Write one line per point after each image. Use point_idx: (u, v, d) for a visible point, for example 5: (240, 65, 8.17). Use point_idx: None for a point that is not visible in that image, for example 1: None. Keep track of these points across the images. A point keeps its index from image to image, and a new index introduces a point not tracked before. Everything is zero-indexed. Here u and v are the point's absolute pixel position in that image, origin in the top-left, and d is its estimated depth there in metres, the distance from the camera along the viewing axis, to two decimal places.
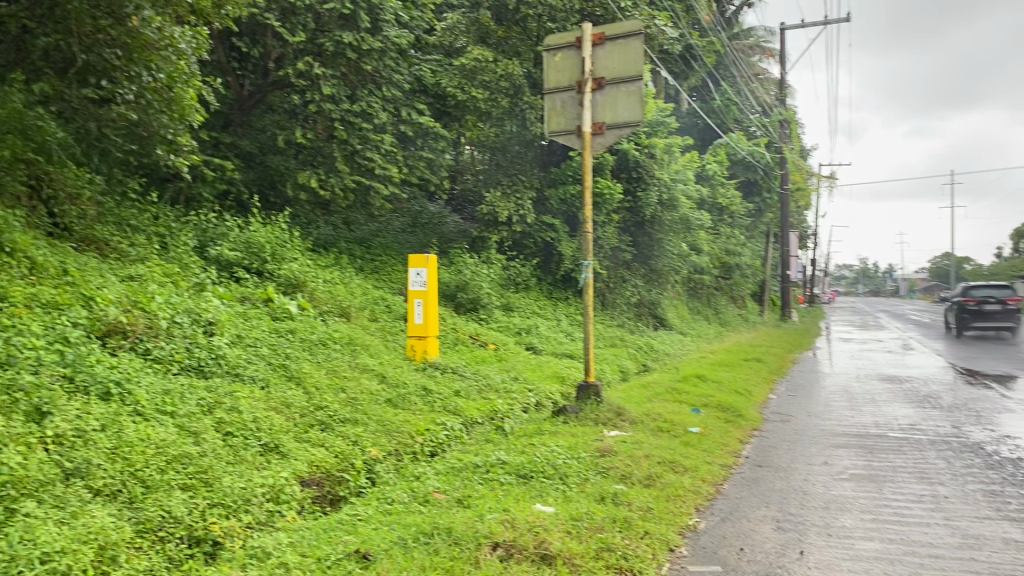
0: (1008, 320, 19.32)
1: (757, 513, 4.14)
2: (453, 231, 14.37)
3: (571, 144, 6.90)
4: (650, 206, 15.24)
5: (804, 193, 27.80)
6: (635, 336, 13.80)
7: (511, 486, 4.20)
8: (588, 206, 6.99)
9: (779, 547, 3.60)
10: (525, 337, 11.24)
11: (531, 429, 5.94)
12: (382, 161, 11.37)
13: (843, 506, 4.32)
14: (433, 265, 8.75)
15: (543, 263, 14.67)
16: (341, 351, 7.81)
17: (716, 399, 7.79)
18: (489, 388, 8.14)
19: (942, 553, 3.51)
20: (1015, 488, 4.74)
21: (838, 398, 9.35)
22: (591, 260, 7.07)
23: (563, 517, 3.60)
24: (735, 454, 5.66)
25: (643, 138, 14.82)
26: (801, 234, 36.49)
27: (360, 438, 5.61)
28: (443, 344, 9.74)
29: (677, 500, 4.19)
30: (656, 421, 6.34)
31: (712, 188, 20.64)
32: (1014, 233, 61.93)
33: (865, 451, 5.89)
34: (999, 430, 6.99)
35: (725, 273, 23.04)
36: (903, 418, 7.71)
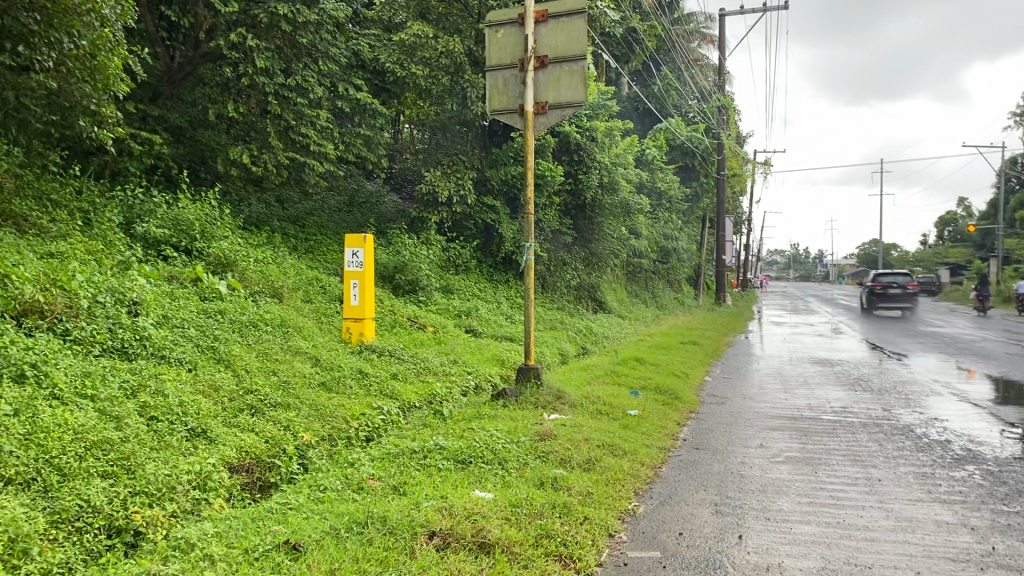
0: (906, 301, 23.84)
1: (695, 497, 4.12)
2: (392, 211, 14.14)
3: (514, 124, 6.77)
4: (591, 189, 15.24)
5: (739, 179, 28.26)
6: (575, 319, 13.81)
7: (448, 472, 4.10)
8: (531, 188, 6.73)
9: (718, 532, 3.58)
10: (465, 320, 11.13)
11: (470, 413, 5.85)
12: (318, 138, 11.09)
13: (780, 489, 4.34)
14: (370, 245, 8.52)
15: (484, 245, 14.55)
16: (273, 333, 7.61)
17: (654, 381, 7.83)
18: (427, 371, 8.02)
19: (877, 536, 3.53)
20: (944, 470, 4.83)
21: (773, 381, 9.49)
22: (533, 243, 6.87)
23: (501, 504, 3.51)
24: (672, 437, 5.66)
25: (584, 121, 14.81)
26: (736, 220, 37.12)
27: (292, 423, 5.45)
28: (380, 327, 9.56)
29: (616, 484, 4.15)
30: (595, 404, 6.32)
31: (652, 172, 20.78)
32: (938, 222, 64.09)
33: (799, 434, 5.95)
34: (928, 412, 7.16)
35: (663, 257, 23.27)
36: (836, 401, 7.84)
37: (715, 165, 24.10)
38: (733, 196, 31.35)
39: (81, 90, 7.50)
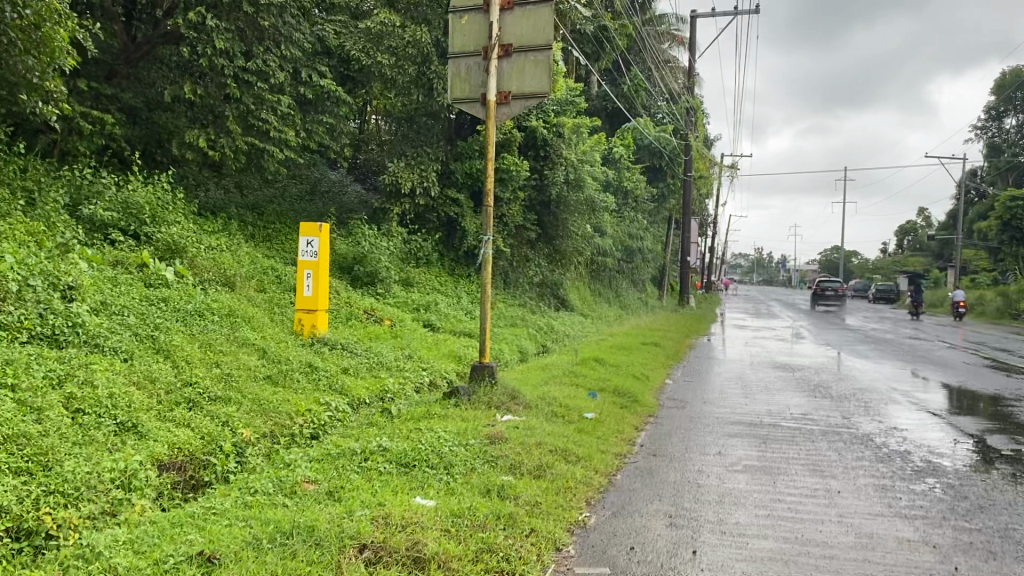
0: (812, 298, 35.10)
1: (649, 508, 3.93)
2: (354, 202, 13.80)
3: (476, 114, 6.53)
4: (557, 186, 15.05)
5: (706, 181, 28.30)
6: (537, 316, 13.62)
7: (390, 477, 3.86)
8: (491, 179, 6.45)
9: (671, 546, 3.39)
10: (423, 314, 10.89)
11: (420, 412, 5.62)
12: (277, 123, 10.75)
13: (737, 500, 4.16)
14: (326, 234, 8.22)
15: (446, 238, 14.29)
16: (220, 323, 7.30)
17: (613, 382, 7.65)
18: (381, 366, 7.78)
19: (837, 554, 3.36)
20: (905, 483, 4.69)
21: (733, 385, 9.38)
22: (492, 237, 6.60)
23: (442, 513, 3.29)
24: (628, 442, 5.47)
25: (552, 117, 14.64)
26: (701, 222, 37.32)
27: (232, 418, 5.17)
28: (335, 319, 9.29)
29: (567, 492, 3.94)
30: (552, 405, 6.12)
31: (619, 172, 20.61)
32: (897, 231, 65.16)
33: (758, 441, 5.80)
34: (887, 421, 7.09)
35: (628, 257, 23.23)
36: (796, 407, 7.73)
37: (682, 167, 24.03)
38: (698, 198, 31.37)
39: (23, 63, 7.07)
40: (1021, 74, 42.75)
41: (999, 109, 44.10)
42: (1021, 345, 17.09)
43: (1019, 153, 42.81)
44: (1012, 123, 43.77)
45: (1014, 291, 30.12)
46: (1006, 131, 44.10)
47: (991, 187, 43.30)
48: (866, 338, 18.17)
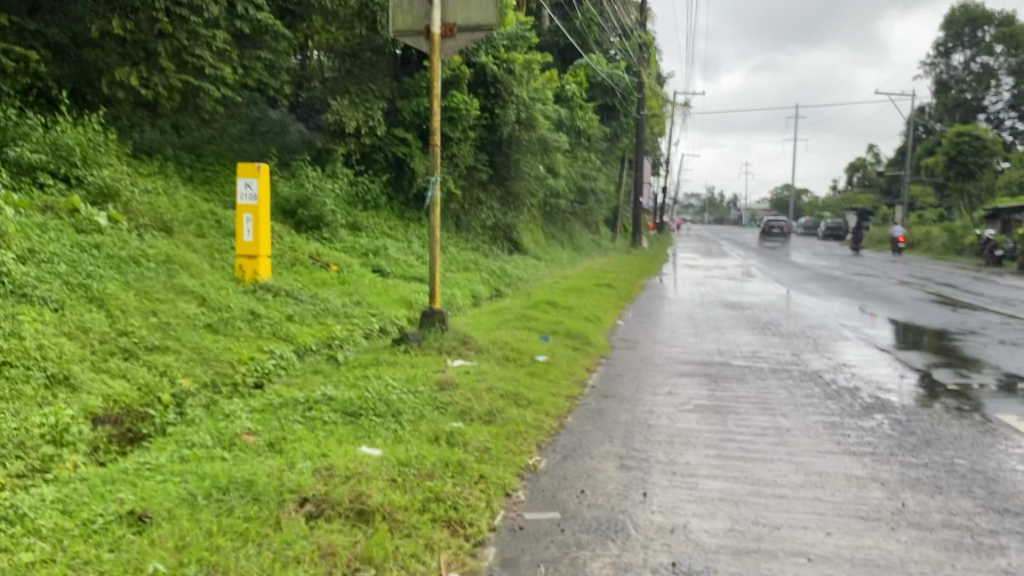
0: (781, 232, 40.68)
1: (600, 450, 3.88)
2: (298, 143, 13.39)
3: (420, 47, 6.25)
4: (508, 125, 14.78)
5: (658, 120, 28.13)
6: (489, 260, 13.48)
7: (335, 427, 3.75)
8: (438, 116, 6.23)
9: (622, 489, 3.34)
10: (372, 259, 10.68)
11: (367, 358, 5.49)
12: (214, 61, 10.30)
13: (687, 440, 4.14)
14: (266, 176, 7.96)
15: (395, 180, 13.99)
16: (157, 270, 7.03)
17: (565, 325, 7.59)
18: (327, 313, 7.61)
19: (786, 493, 3.35)
20: (852, 419, 4.73)
21: (683, 324, 9.41)
22: (439, 177, 6.41)
23: (388, 462, 3.19)
24: (580, 384, 5.43)
25: (502, 53, 14.30)
26: (654, 161, 37.26)
27: (170, 368, 4.99)
28: (280, 265, 9.04)
29: (518, 437, 3.88)
30: (503, 349, 6.04)
31: (572, 111, 20.32)
32: (846, 169, 65.96)
33: (708, 380, 5.81)
34: (835, 357, 7.17)
35: (581, 198, 23.12)
36: (745, 346, 7.78)
37: (635, 105, 23.81)
38: (651, 137, 31.21)
39: None
40: (969, 10, 43.02)
41: (947, 46, 44.46)
42: (964, 281, 17.45)
43: (965, 90, 43.36)
44: (960, 60, 44.19)
45: (958, 227, 30.75)
46: (953, 68, 44.55)
47: (938, 124, 43.87)
48: (815, 276, 18.41)
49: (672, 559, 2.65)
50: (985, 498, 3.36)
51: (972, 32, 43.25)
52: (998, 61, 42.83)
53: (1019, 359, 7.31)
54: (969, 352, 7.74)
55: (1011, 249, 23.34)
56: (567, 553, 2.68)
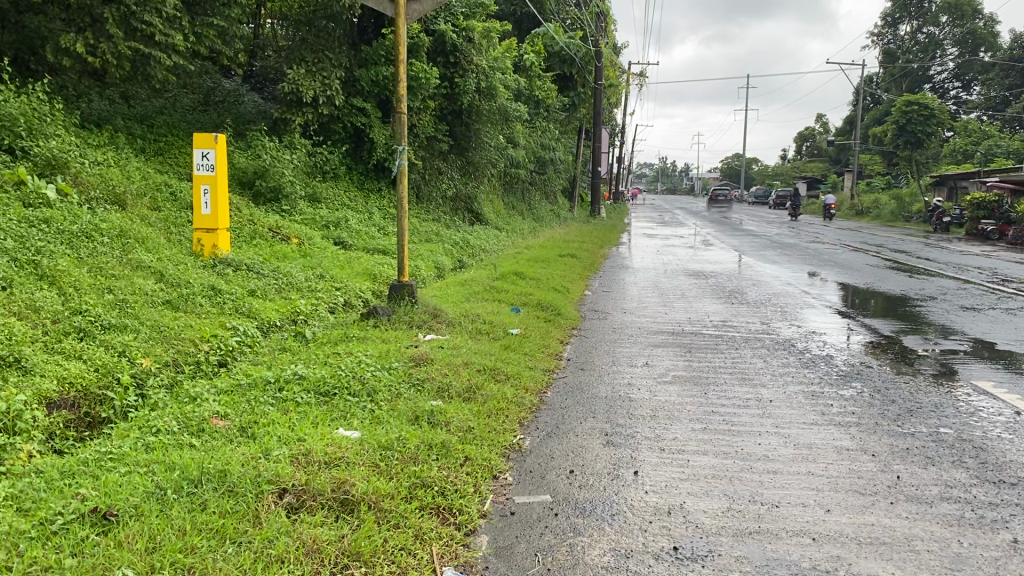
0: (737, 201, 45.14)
1: (584, 426, 3.76)
2: (252, 112, 12.96)
3: (384, 10, 5.95)
4: (467, 94, 14.49)
5: (616, 89, 27.97)
6: (451, 231, 13.26)
7: (308, 408, 3.57)
8: (404, 84, 5.96)
9: (612, 467, 3.22)
10: (332, 231, 10.42)
11: (336, 334, 5.31)
12: (163, 27, 9.88)
13: (672, 414, 4.03)
14: (223, 146, 7.69)
15: (353, 150, 13.66)
16: (110, 245, 6.72)
17: (536, 296, 7.45)
18: (290, 287, 7.38)
19: (779, 468, 3.27)
20: (833, 389, 4.68)
21: (650, 293, 9.35)
22: (406, 146, 6.19)
23: (368, 446, 3.03)
24: (555, 357, 5.30)
25: (460, 19, 13.98)
26: (610, 132, 37.20)
27: (129, 347, 4.74)
28: (238, 238, 8.76)
29: (500, 414, 3.74)
30: (475, 322, 5.88)
31: (530, 80, 20.07)
32: (798, 139, 66.71)
33: (683, 351, 5.72)
34: (806, 325, 7.17)
35: (541, 168, 22.93)
36: (715, 314, 7.73)
37: (593, 75, 23.61)
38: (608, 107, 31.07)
39: None
40: None
41: (895, 16, 45.05)
42: (918, 247, 17.73)
43: (913, 60, 44.05)
44: (908, 31, 44.88)
45: (908, 195, 31.32)
46: (901, 38, 45.19)
47: (888, 93, 44.48)
48: (773, 243, 18.55)
49: (673, 544, 2.54)
50: (977, 468, 3.31)
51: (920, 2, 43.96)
52: (943, 32, 43.57)
53: (983, 324, 7.38)
54: (934, 318, 7.79)
55: (959, 215, 23.82)
56: (564, 540, 2.55)
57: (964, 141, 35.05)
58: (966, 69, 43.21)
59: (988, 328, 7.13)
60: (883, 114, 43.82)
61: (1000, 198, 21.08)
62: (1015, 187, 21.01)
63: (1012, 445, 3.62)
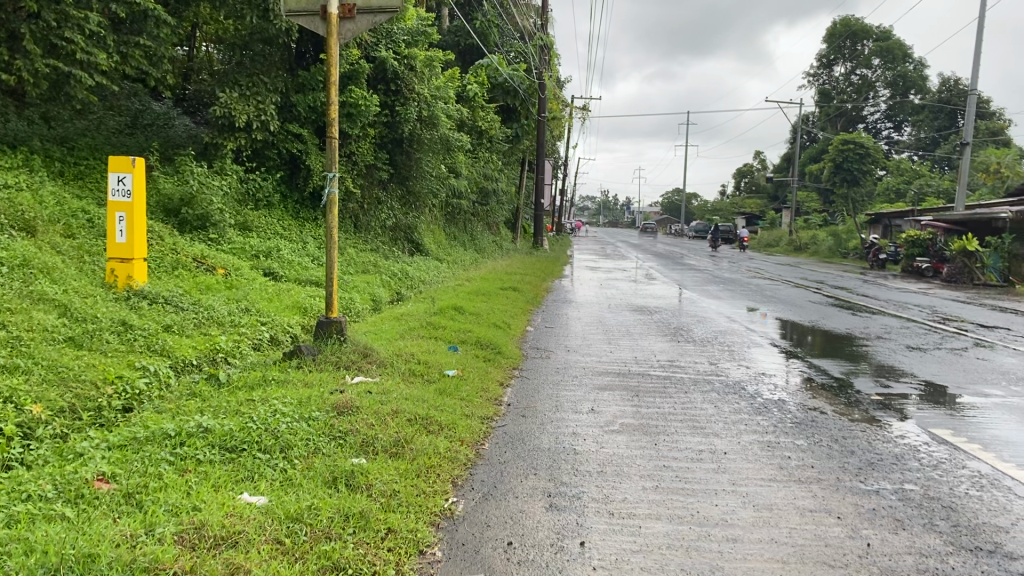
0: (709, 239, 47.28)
1: (525, 485, 3.38)
2: (182, 137, 12.39)
3: (315, 29, 5.64)
4: (408, 122, 14.13)
5: (559, 122, 27.92)
6: (389, 262, 12.84)
7: (210, 468, 3.13)
8: (337, 107, 5.58)
9: (554, 537, 2.86)
10: (262, 261, 9.93)
11: (254, 377, 4.85)
12: (85, 44, 9.27)
13: (621, 471, 3.67)
14: (141, 170, 7.15)
15: (289, 176, 13.19)
16: (9, 277, 6.14)
17: (475, 334, 7.05)
18: (210, 322, 6.90)
19: (740, 535, 2.95)
20: (787, 438, 4.39)
21: (594, 330, 9.05)
22: (337, 173, 5.77)
23: (272, 518, 2.63)
24: (495, 402, 4.91)
25: (402, 47, 13.70)
26: (553, 164, 37.18)
27: (17, 389, 4.19)
28: (157, 268, 8.21)
29: (429, 473, 3.34)
30: (408, 363, 5.47)
31: (473, 110, 19.79)
32: (736, 175, 67.96)
33: (630, 395, 5.39)
34: (754, 366, 6.91)
35: (483, 199, 22.64)
36: (661, 353, 7.46)
37: (537, 107, 23.51)
38: (552, 139, 31.03)
39: None
40: (850, 23, 44.97)
41: (829, 58, 46.29)
42: (856, 283, 17.88)
43: (846, 100, 45.30)
44: (841, 72, 46.15)
45: (843, 232, 31.98)
46: (836, 79, 46.39)
47: (823, 132, 45.55)
48: (714, 278, 18.51)
49: None
50: (951, 532, 3.04)
51: (853, 45, 45.29)
52: (875, 74, 44.87)
53: (929, 364, 7.26)
54: (881, 358, 7.65)
55: (893, 252, 24.28)
56: None
57: (895, 180, 35.90)
58: (897, 111, 44.60)
59: (936, 369, 6.98)
60: (818, 153, 44.85)
61: (933, 236, 21.44)
62: (947, 226, 21.24)
63: (982, 504, 3.37)
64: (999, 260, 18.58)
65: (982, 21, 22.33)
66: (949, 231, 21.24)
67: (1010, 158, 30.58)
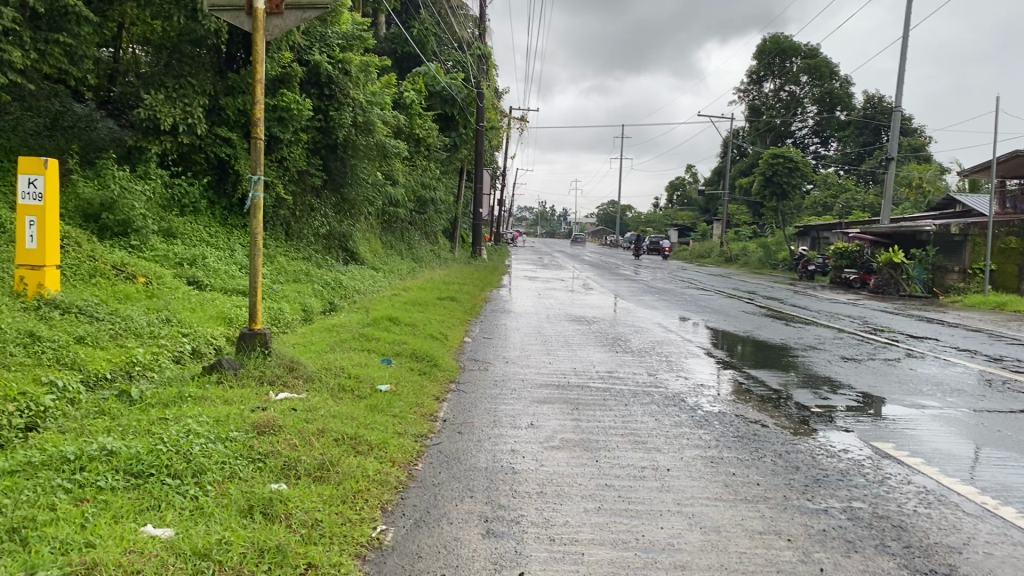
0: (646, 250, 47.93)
1: (460, 510, 3.16)
2: (105, 139, 11.85)
3: (240, 25, 5.33)
4: (342, 128, 13.79)
5: (496, 132, 27.79)
6: (322, 270, 12.49)
7: (111, 497, 2.82)
8: (263, 107, 5.28)
9: (491, 567, 2.65)
10: (186, 270, 9.50)
11: (170, 393, 4.51)
12: None
13: (561, 491, 3.47)
14: (54, 172, 6.70)
15: (217, 182, 12.72)
16: None
17: (410, 346, 6.79)
18: (127, 333, 6.51)
19: (689, 562, 2.78)
20: (731, 454, 4.26)
21: (533, 341, 8.87)
22: (262, 176, 5.46)
23: (177, 556, 2.36)
24: (428, 419, 4.68)
25: (336, 51, 13.38)
26: (490, 174, 37.05)
27: None
28: (72, 276, 7.75)
29: (356, 499, 3.09)
30: (337, 377, 5.19)
31: (410, 117, 19.49)
32: (670, 187, 68.94)
33: (570, 409, 5.21)
34: (694, 377, 6.81)
35: (420, 208, 22.35)
36: (600, 364, 7.31)
37: (474, 116, 23.31)
38: (488, 149, 30.89)
39: None
40: (780, 41, 46.03)
41: (761, 73, 47.31)
42: (788, 294, 18.14)
43: (776, 115, 46.33)
44: (772, 88, 47.19)
45: (774, 244, 32.59)
46: (767, 94, 47.41)
47: (755, 146, 46.47)
48: (650, 288, 18.57)
49: None
50: (904, 555, 2.92)
51: (783, 61, 46.36)
52: (804, 90, 45.99)
53: (864, 375, 7.29)
54: (817, 368, 7.66)
55: (822, 263, 24.79)
56: None
57: (824, 194, 36.78)
58: (825, 127, 45.81)
59: (872, 381, 6.98)
60: (749, 166, 45.74)
61: (862, 249, 21.90)
62: (874, 238, 21.65)
63: (932, 523, 3.28)
64: (923, 272, 18.95)
65: (905, 40, 23.03)
66: (875, 244, 21.63)
67: (932, 173, 31.61)
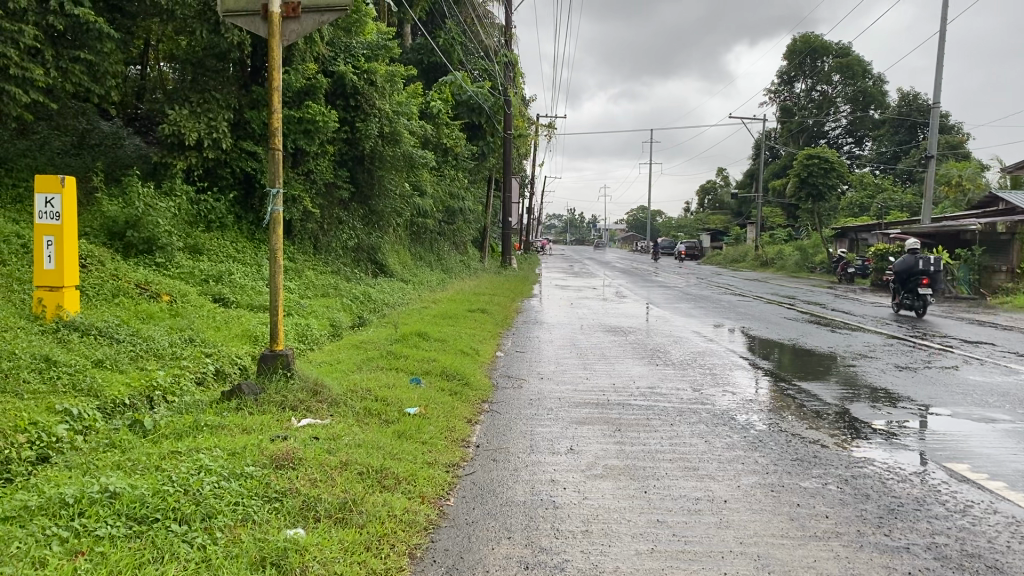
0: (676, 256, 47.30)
1: (497, 555, 2.83)
2: (132, 156, 11.75)
3: (256, 30, 5.09)
4: (369, 139, 13.57)
5: (525, 140, 27.51)
6: (351, 284, 12.25)
7: (109, 548, 2.52)
8: (280, 116, 5.01)
9: None
10: (212, 286, 9.31)
11: (186, 422, 4.25)
12: (21, 59, 8.63)
13: (609, 529, 3.12)
14: (72, 190, 6.50)
15: (243, 197, 12.55)
16: None
17: (439, 363, 6.48)
18: (148, 355, 6.27)
19: None
20: (792, 480, 3.90)
21: (568, 354, 8.52)
22: (281, 189, 5.19)
23: None
24: (460, 444, 4.36)
25: (361, 62, 13.19)
26: (520, 182, 36.76)
27: None
28: (95, 296, 7.57)
29: (380, 545, 2.79)
30: (364, 400, 4.89)
31: (438, 127, 19.27)
32: (700, 192, 68.25)
33: (612, 430, 4.86)
34: (740, 392, 6.42)
35: (449, 218, 22.12)
36: (640, 379, 6.95)
37: (502, 124, 23.02)
38: (517, 158, 30.62)
39: None
40: (810, 40, 45.32)
41: (791, 74, 46.64)
42: (828, 299, 17.58)
43: (808, 116, 45.60)
44: (802, 89, 46.50)
45: (810, 247, 31.90)
46: (798, 95, 46.71)
47: (787, 148, 45.74)
48: (686, 295, 18.10)
49: None
50: None
51: (813, 62, 45.72)
52: (836, 90, 45.22)
53: (922, 386, 6.82)
54: (870, 379, 7.21)
55: (862, 265, 24.13)
56: None
57: (860, 194, 36.00)
58: (858, 126, 44.96)
59: (932, 392, 6.54)
60: (781, 168, 45.01)
61: (902, 250, 21.33)
62: (915, 239, 21.12)
63: None
64: (969, 273, 18.52)
65: (943, 35, 22.37)
66: (918, 243, 21.23)
67: (971, 170, 30.82)
